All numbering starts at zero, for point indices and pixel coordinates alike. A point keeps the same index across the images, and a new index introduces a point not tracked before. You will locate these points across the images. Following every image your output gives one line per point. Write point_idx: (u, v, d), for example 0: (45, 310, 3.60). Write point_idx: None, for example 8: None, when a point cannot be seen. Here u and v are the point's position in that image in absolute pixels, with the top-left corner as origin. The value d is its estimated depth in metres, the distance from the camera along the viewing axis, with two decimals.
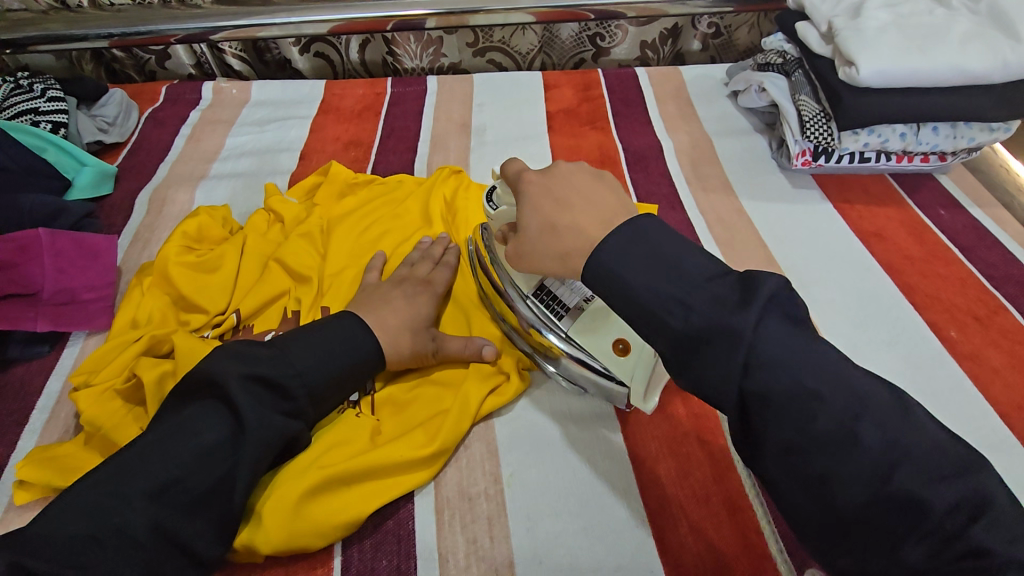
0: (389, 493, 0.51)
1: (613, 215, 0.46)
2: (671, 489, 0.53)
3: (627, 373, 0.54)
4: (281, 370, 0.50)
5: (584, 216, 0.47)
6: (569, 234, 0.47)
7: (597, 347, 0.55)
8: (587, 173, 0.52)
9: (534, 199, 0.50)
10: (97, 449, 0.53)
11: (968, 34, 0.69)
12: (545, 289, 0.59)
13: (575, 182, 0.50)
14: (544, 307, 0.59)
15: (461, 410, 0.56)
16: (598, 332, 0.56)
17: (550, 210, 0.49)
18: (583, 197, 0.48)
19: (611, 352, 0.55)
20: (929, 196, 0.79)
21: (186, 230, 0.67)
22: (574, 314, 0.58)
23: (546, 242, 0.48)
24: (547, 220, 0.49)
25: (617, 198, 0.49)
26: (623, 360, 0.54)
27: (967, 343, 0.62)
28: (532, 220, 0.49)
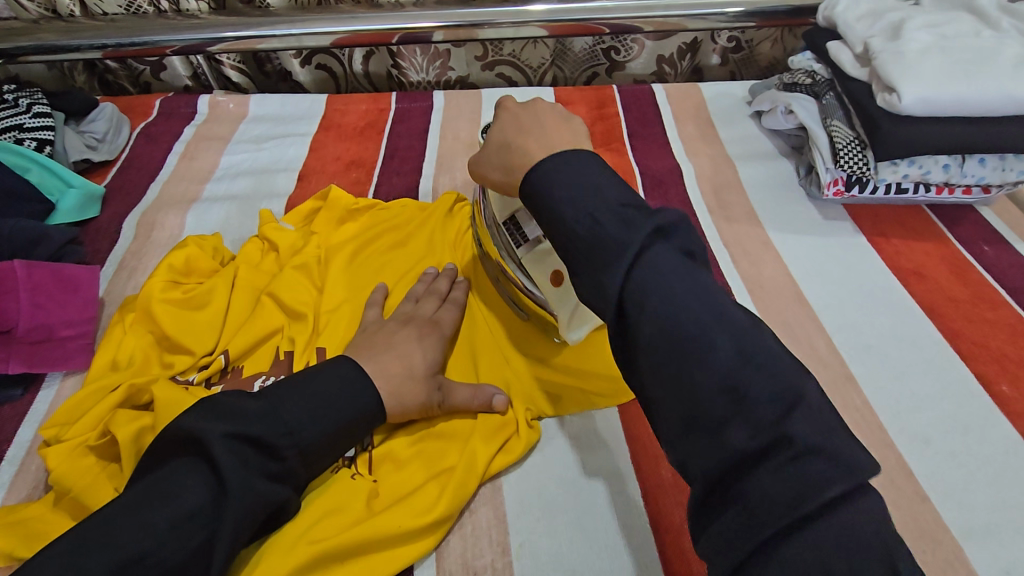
0: (385, 568, 0.46)
1: (563, 144, 0.47)
2: (698, 567, 0.47)
3: (556, 302, 0.55)
4: (271, 429, 0.45)
5: (535, 140, 0.48)
6: (517, 151, 0.48)
7: (538, 275, 0.57)
8: (562, 112, 0.51)
9: (503, 123, 0.51)
10: (67, 512, 0.48)
11: (1021, 60, 0.64)
12: (512, 219, 0.58)
13: (544, 116, 0.50)
14: (508, 236, 0.58)
15: (466, 470, 0.50)
16: (540, 264, 0.57)
17: (510, 131, 0.50)
18: (543, 125, 0.49)
19: (547, 282, 0.56)
20: (971, 230, 0.73)
21: (173, 263, 0.63)
22: (530, 245, 0.57)
23: (498, 159, 0.50)
24: (503, 141, 0.50)
25: (575, 135, 0.48)
26: (557, 290, 0.55)
27: (1021, 400, 0.57)
28: (494, 138, 0.51)
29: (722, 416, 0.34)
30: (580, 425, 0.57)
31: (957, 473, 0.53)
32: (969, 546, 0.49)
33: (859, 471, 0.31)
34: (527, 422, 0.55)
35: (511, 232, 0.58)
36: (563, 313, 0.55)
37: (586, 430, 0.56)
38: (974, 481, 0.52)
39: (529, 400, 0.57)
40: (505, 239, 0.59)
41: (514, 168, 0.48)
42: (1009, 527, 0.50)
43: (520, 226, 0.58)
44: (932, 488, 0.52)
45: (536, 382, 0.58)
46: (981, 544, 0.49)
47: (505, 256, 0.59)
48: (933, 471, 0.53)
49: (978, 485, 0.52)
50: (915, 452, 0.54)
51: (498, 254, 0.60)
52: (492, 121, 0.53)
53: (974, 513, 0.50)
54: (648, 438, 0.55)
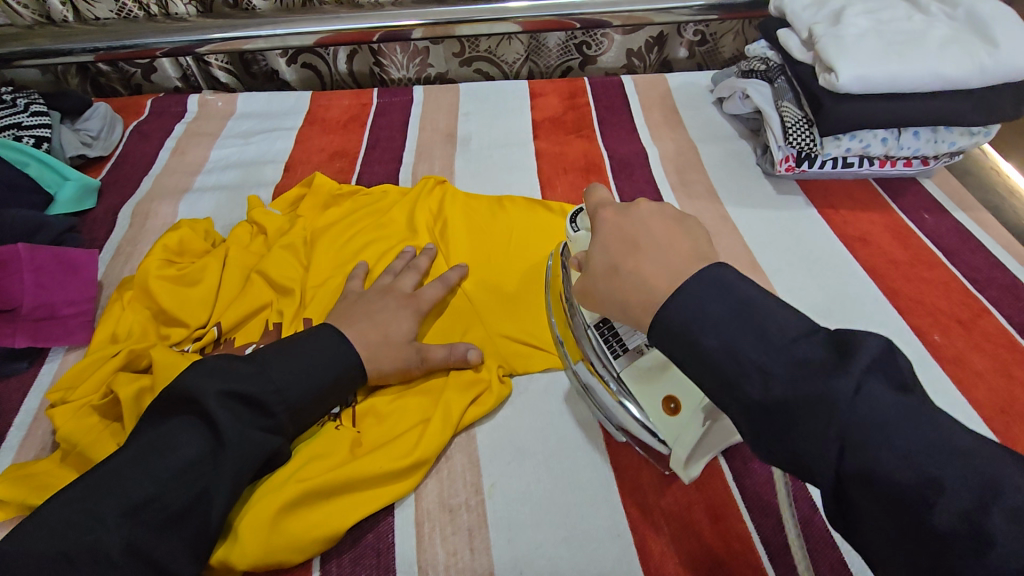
0: (368, 506, 0.50)
1: (686, 263, 0.40)
2: (652, 498, 0.52)
3: (670, 435, 0.50)
4: (260, 387, 0.50)
5: (652, 262, 0.41)
6: (631, 281, 0.41)
7: (647, 399, 0.51)
8: (672, 214, 0.45)
9: (607, 239, 0.45)
10: (73, 467, 0.52)
11: (947, 39, 0.70)
12: (608, 323, 0.54)
13: (654, 223, 0.44)
14: (602, 341, 0.54)
15: (442, 420, 0.55)
16: (654, 385, 0.51)
17: (617, 250, 0.43)
18: (656, 239, 0.42)
19: (660, 410, 0.50)
20: (913, 200, 0.79)
21: (166, 243, 0.67)
22: (632, 357, 0.53)
23: (610, 285, 0.43)
24: (612, 265, 0.43)
25: (693, 244, 0.42)
26: (674, 419, 0.50)
27: (951, 346, 0.62)
28: (597, 259, 0.45)
29: None
30: (547, 380, 0.61)
31: None
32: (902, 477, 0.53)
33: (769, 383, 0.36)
34: (498, 378, 0.60)
35: (606, 340, 0.54)
36: (682, 450, 0.48)
37: (551, 386, 0.61)
38: None
39: (502, 359, 0.62)
40: (598, 348, 0.54)
41: (630, 300, 0.41)
42: None
43: (620, 337, 0.53)
44: None
45: (510, 345, 0.63)
46: None
47: (597, 369, 0.54)
48: None
49: None
50: None
51: (591, 365, 0.55)
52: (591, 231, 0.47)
53: None
54: None
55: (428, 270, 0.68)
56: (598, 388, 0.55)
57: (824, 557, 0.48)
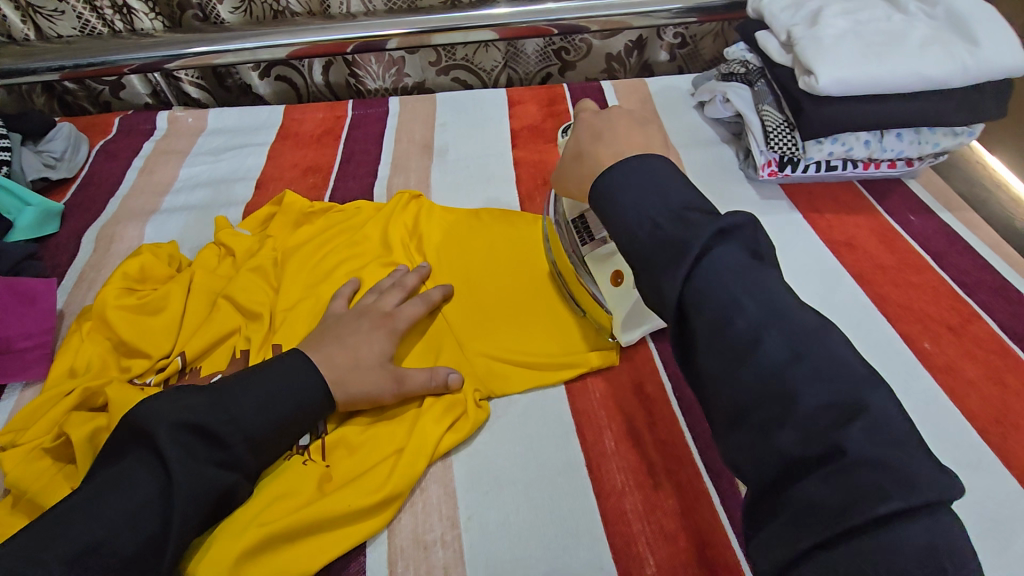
0: (337, 545, 0.48)
1: (632, 149, 0.48)
2: (636, 526, 0.50)
3: (617, 303, 0.57)
4: (216, 421, 0.47)
5: (606, 146, 0.49)
6: (589, 161, 0.50)
7: (598, 272, 0.59)
8: (636, 117, 0.53)
9: (579, 130, 0.53)
10: (25, 512, 0.49)
11: (927, 39, 0.68)
12: (581, 218, 0.60)
13: (618, 122, 0.51)
14: (575, 232, 0.61)
15: (416, 450, 0.53)
16: (608, 261, 0.58)
17: (585, 139, 0.51)
18: (616, 132, 0.50)
19: (607, 282, 0.58)
20: (899, 202, 0.78)
21: (127, 270, 0.64)
22: (595, 245, 0.59)
23: (571, 165, 0.52)
24: (578, 151, 0.51)
25: (645, 139, 0.50)
26: (616, 290, 0.57)
27: (941, 354, 0.61)
28: (569, 148, 0.53)
29: None
30: (526, 402, 0.59)
31: None
32: None
33: None
34: (475, 402, 0.57)
35: (579, 230, 0.60)
36: (620, 313, 0.58)
37: (532, 408, 0.58)
38: None
39: (479, 382, 0.59)
40: (572, 237, 0.61)
41: (587, 178, 0.50)
42: None
43: (589, 227, 0.59)
44: None
45: (488, 364, 0.60)
46: None
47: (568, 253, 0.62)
48: None
49: None
50: None
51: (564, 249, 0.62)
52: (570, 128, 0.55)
53: None
54: (592, 410, 0.58)
55: (418, 287, 0.65)
56: (567, 271, 0.62)
57: None
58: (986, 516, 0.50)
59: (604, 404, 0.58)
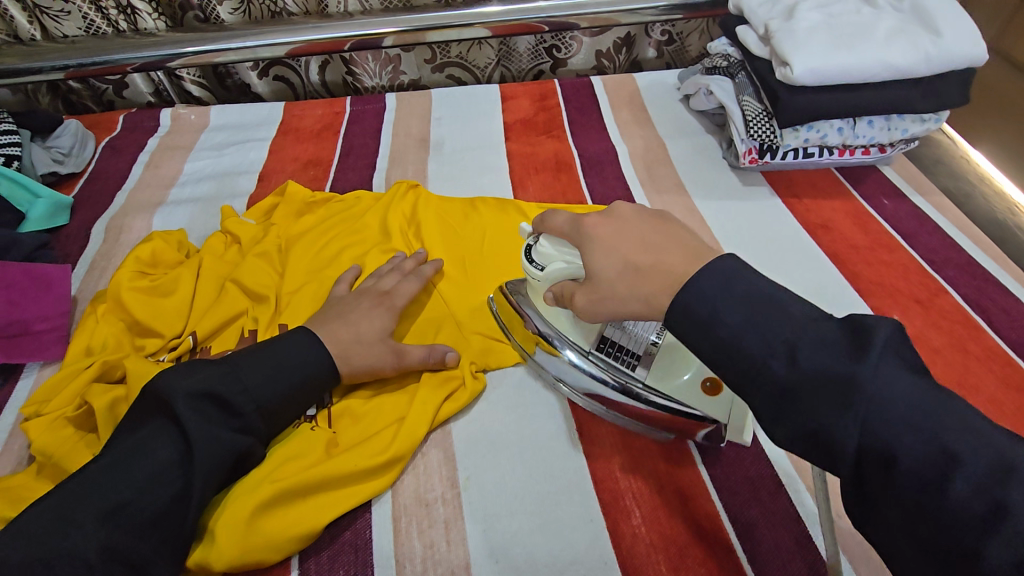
0: (344, 504, 0.51)
1: (690, 249, 0.43)
2: (623, 483, 0.53)
3: (720, 411, 0.51)
4: (229, 387, 0.51)
5: (663, 254, 0.43)
6: (652, 273, 0.43)
7: (682, 394, 0.52)
8: (650, 212, 0.49)
9: (605, 248, 0.47)
10: (50, 478, 0.52)
11: (894, 31, 0.72)
12: (607, 340, 0.55)
13: (642, 221, 0.47)
14: (612, 360, 0.55)
15: (417, 417, 0.56)
16: (676, 374, 0.53)
17: (626, 253, 0.45)
18: (657, 234, 0.45)
19: (701, 395, 0.52)
20: (873, 187, 0.82)
21: (139, 255, 0.68)
22: (649, 359, 0.54)
23: (628, 285, 0.44)
24: (625, 265, 0.45)
25: (687, 233, 0.46)
26: (716, 400, 0.51)
27: (910, 325, 0.64)
28: (609, 267, 0.46)
29: None
30: (521, 374, 0.62)
31: None
32: None
33: None
34: (471, 374, 0.60)
35: (616, 357, 0.55)
36: (738, 420, 0.51)
37: (526, 379, 0.62)
38: None
39: (476, 356, 0.63)
40: (610, 367, 0.55)
41: (655, 293, 0.42)
42: None
43: (623, 347, 0.55)
44: None
45: (485, 341, 0.64)
46: None
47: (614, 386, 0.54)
48: None
49: None
50: None
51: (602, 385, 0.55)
52: (584, 245, 0.48)
53: None
54: None
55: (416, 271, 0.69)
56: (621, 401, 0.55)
57: (788, 531, 0.50)
58: None
59: None
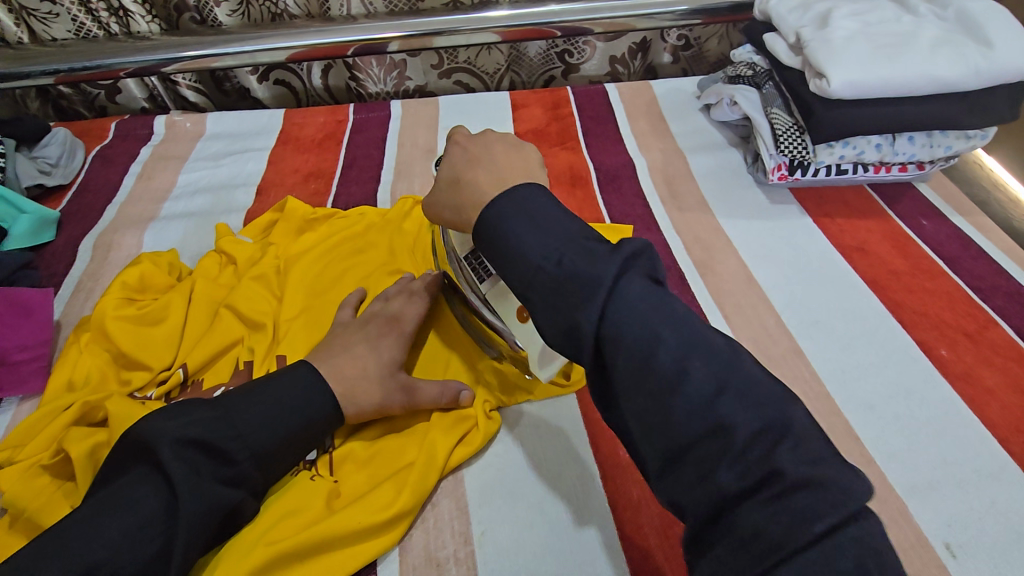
0: (347, 565, 0.46)
1: (511, 173, 0.47)
2: (653, 541, 0.49)
3: (521, 338, 0.53)
4: (220, 434, 0.46)
5: (484, 172, 0.47)
6: (467, 188, 0.47)
7: (503, 310, 0.54)
8: (512, 140, 0.52)
9: (452, 158, 0.51)
10: (21, 533, 0.47)
11: (938, 41, 0.67)
12: (475, 252, 0.55)
13: (493, 146, 0.50)
14: (470, 270, 0.56)
15: (426, 464, 0.51)
16: (506, 298, 0.53)
17: (460, 167, 0.49)
18: (494, 156, 0.49)
19: (513, 318, 0.53)
20: (911, 206, 0.77)
21: (127, 280, 0.63)
22: (493, 281, 0.54)
23: (450, 195, 0.49)
24: (452, 178, 0.49)
25: (525, 163, 0.49)
26: (523, 325, 0.52)
27: (959, 361, 0.60)
28: (444, 176, 0.50)
29: (652, 403, 0.33)
30: (538, 413, 0.58)
31: (901, 435, 0.55)
32: (913, 504, 0.51)
33: (779, 411, 0.32)
34: (486, 414, 0.56)
35: (472, 267, 0.55)
36: (531, 350, 0.52)
37: (544, 419, 0.57)
38: (917, 441, 0.54)
39: (489, 393, 0.58)
40: (466, 275, 0.56)
41: (465, 206, 0.48)
42: (950, 482, 0.52)
43: (481, 260, 0.54)
44: (879, 453, 0.54)
45: (499, 375, 0.59)
46: (924, 500, 0.51)
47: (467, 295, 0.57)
48: (876, 434, 0.55)
49: (921, 445, 0.54)
50: (862, 418, 0.56)
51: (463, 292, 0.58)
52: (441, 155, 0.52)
53: (917, 470, 0.53)
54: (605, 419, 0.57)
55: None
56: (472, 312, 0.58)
57: None
58: (1009, 529, 0.49)
59: None
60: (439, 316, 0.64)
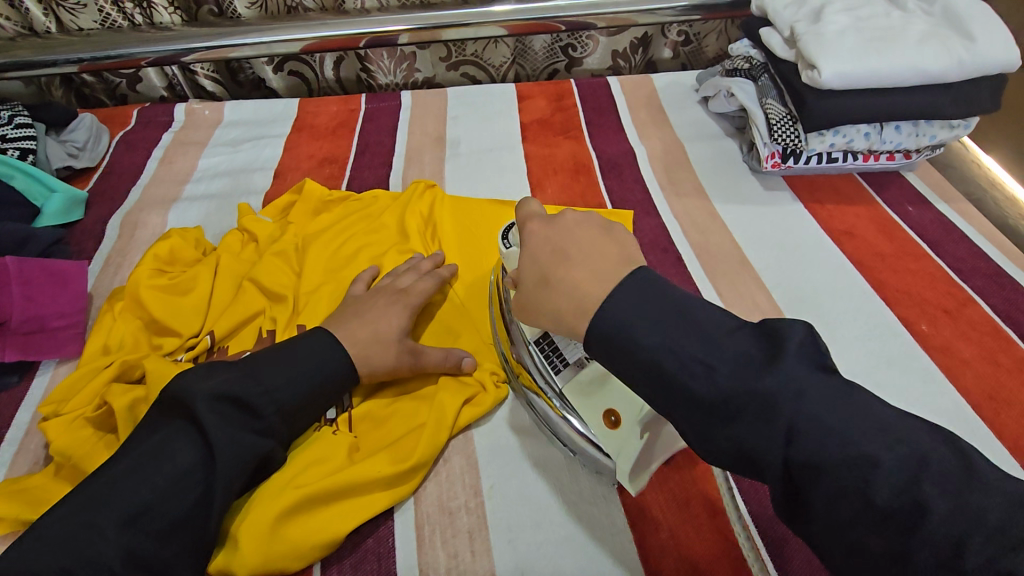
0: (366, 512, 0.50)
1: (612, 269, 0.42)
2: (648, 495, 0.53)
3: (612, 448, 0.50)
4: (248, 389, 0.50)
5: (580, 269, 0.43)
6: (562, 290, 0.43)
7: (589, 411, 0.52)
8: (597, 220, 0.47)
9: (534, 250, 0.47)
10: (66, 480, 0.51)
11: (924, 35, 0.71)
12: (547, 337, 0.56)
13: (579, 231, 0.46)
14: (544, 359, 0.56)
15: (438, 424, 0.55)
16: (591, 399, 0.52)
17: (547, 261, 0.45)
18: (584, 246, 0.44)
19: (601, 425, 0.51)
20: (897, 193, 0.81)
21: (157, 253, 0.67)
22: (573, 370, 0.54)
23: (540, 296, 0.44)
24: (540, 275, 0.45)
25: (620, 249, 0.44)
26: (615, 433, 0.50)
27: (938, 336, 0.64)
28: (528, 270, 0.46)
29: None
30: None
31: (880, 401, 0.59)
32: None
33: None
34: (493, 382, 0.60)
35: (546, 355, 0.56)
36: (625, 462, 0.49)
37: None
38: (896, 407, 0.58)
39: (495, 363, 0.62)
40: (539, 363, 0.56)
41: (562, 311, 0.43)
42: None
43: (558, 350, 0.55)
44: None
45: None
46: None
47: (539, 383, 0.56)
48: None
49: None
50: None
51: (533, 380, 0.56)
52: (519, 243, 0.48)
53: None
54: None
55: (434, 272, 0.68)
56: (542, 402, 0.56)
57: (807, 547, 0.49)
58: None
59: None
60: (448, 292, 0.68)
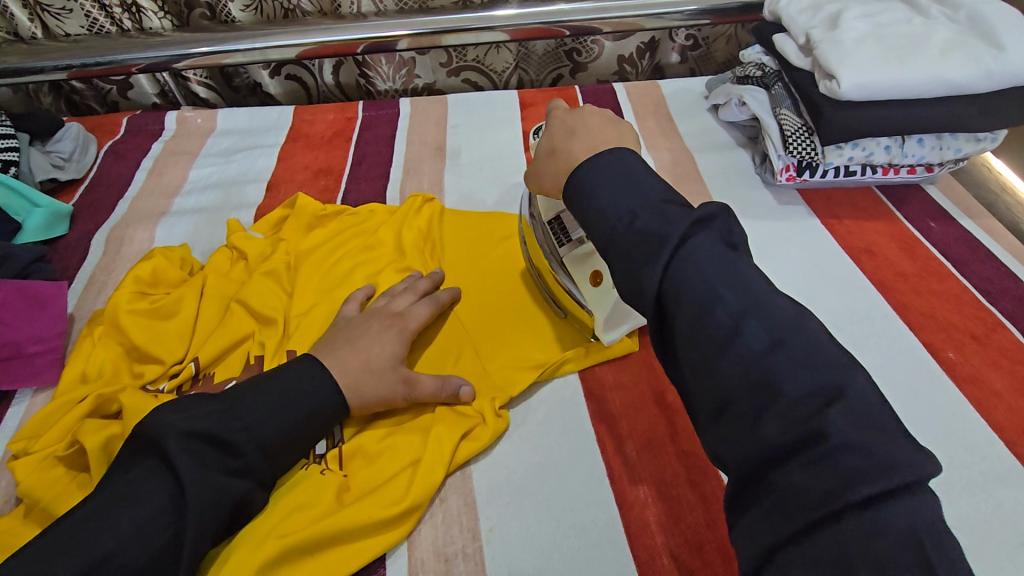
0: (356, 559, 0.47)
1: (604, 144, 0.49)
2: (658, 539, 0.49)
3: (595, 302, 0.58)
4: (226, 427, 0.46)
5: (579, 142, 0.50)
6: (562, 158, 0.51)
7: (577, 273, 0.60)
8: (610, 116, 0.54)
9: (552, 129, 0.55)
10: (36, 524, 0.48)
11: (949, 43, 0.67)
12: (558, 219, 0.62)
13: (590, 119, 0.53)
14: (552, 232, 0.62)
15: (433, 460, 0.52)
16: (582, 262, 0.59)
17: (558, 136, 0.53)
18: (590, 128, 0.52)
19: (587, 282, 0.59)
20: (919, 208, 0.77)
21: (139, 274, 0.64)
22: (573, 245, 0.60)
23: (546, 167, 0.53)
24: (550, 148, 0.53)
25: (620, 135, 0.51)
26: (596, 289, 0.58)
27: (966, 364, 0.60)
28: (543, 145, 0.55)
29: None
30: (545, 411, 0.58)
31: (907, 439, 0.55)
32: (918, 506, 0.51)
33: None
34: (493, 411, 0.56)
35: (556, 231, 0.62)
36: (601, 313, 0.57)
37: (550, 417, 0.57)
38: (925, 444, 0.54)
39: (496, 390, 0.58)
40: (549, 237, 0.62)
41: (559, 174, 0.51)
42: (955, 485, 0.52)
43: (565, 228, 0.61)
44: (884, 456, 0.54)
45: (504, 372, 0.60)
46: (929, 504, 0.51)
47: (546, 254, 0.63)
48: None
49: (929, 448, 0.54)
50: None
51: (543, 251, 0.63)
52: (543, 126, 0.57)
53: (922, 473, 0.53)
54: (614, 416, 0.57)
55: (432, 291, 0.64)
56: (547, 271, 0.63)
57: None
58: (1013, 531, 0.49)
59: (616, 408, 0.58)
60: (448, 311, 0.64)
